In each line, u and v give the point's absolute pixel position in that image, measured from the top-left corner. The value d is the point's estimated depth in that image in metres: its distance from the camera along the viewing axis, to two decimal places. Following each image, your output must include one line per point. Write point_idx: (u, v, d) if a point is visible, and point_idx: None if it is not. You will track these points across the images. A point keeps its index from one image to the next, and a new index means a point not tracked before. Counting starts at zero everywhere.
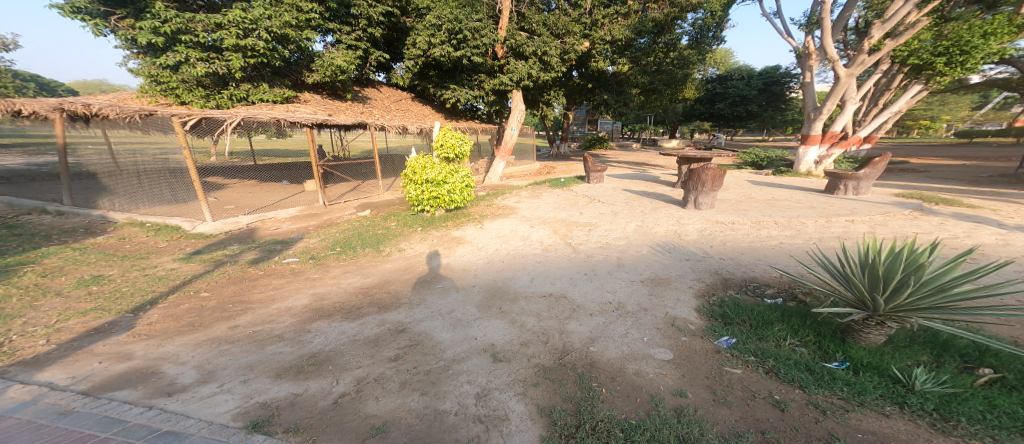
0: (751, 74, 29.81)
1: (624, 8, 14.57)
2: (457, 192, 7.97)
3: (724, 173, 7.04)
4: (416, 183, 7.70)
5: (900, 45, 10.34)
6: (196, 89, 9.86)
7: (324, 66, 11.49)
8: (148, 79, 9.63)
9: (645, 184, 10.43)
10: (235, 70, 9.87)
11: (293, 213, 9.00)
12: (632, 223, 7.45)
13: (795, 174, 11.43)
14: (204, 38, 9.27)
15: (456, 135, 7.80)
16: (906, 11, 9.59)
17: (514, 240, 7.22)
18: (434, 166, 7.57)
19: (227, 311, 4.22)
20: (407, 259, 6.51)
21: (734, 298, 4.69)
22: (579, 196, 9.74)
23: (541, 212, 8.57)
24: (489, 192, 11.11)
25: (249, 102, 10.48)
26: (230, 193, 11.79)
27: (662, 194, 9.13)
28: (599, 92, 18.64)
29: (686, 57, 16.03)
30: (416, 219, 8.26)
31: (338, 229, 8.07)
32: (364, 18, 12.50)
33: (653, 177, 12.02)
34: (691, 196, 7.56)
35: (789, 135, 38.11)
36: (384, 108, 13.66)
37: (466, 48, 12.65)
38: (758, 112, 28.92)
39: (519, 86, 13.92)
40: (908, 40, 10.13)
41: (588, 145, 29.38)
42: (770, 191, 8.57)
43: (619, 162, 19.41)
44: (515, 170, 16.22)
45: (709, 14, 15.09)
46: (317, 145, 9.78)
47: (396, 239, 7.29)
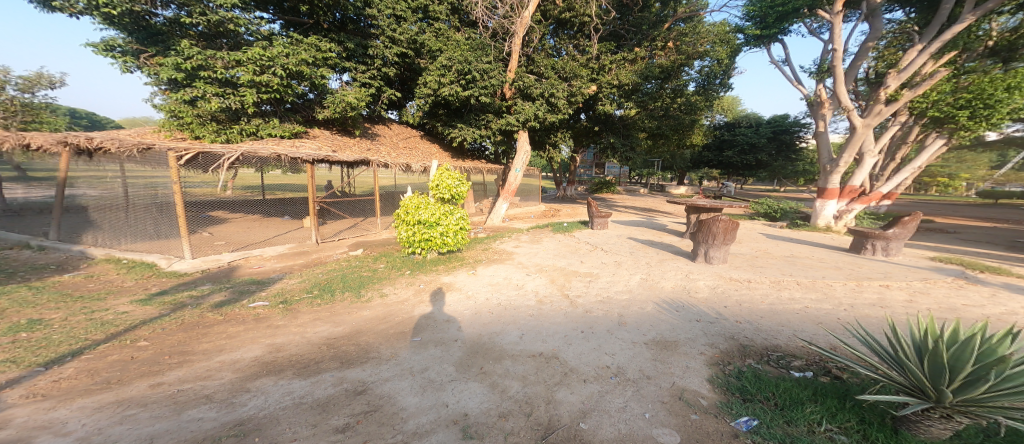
0: (759, 122, 29.98)
1: (631, 55, 14.97)
2: (450, 235, 7.56)
3: (737, 225, 6.49)
4: (407, 223, 7.35)
5: (918, 96, 9.90)
6: (208, 123, 10.03)
7: (336, 103, 11.74)
8: (168, 114, 9.88)
9: (652, 233, 9.90)
10: (248, 106, 10.10)
11: (281, 250, 8.77)
12: (636, 276, 6.84)
13: (812, 228, 10.78)
14: (222, 74, 9.57)
15: (454, 175, 7.53)
16: (924, 61, 9.57)
17: (506, 289, 6.65)
18: (428, 206, 7.24)
19: (159, 365, 3.82)
20: (387, 307, 5.99)
21: (754, 368, 3.96)
22: (581, 242, 9.25)
23: (539, 259, 8.05)
24: (489, 235, 10.74)
25: (258, 136, 10.63)
26: (228, 228, 11.75)
27: (668, 244, 8.57)
28: (606, 135, 18.53)
29: (693, 103, 16.26)
30: (406, 262, 7.84)
31: (322, 270, 7.74)
32: (379, 58, 13.16)
33: (660, 225, 11.52)
34: (700, 250, 6.97)
35: (802, 185, 37.63)
36: (392, 145, 13.81)
37: (474, 88, 12.94)
38: (768, 162, 28.71)
39: (525, 127, 13.98)
40: (925, 92, 9.72)
41: (595, 188, 29.38)
42: (788, 247, 7.92)
43: (626, 207, 19.08)
44: (519, 212, 15.99)
45: (715, 62, 15.39)
46: (317, 180, 9.69)
47: (380, 284, 6.83)
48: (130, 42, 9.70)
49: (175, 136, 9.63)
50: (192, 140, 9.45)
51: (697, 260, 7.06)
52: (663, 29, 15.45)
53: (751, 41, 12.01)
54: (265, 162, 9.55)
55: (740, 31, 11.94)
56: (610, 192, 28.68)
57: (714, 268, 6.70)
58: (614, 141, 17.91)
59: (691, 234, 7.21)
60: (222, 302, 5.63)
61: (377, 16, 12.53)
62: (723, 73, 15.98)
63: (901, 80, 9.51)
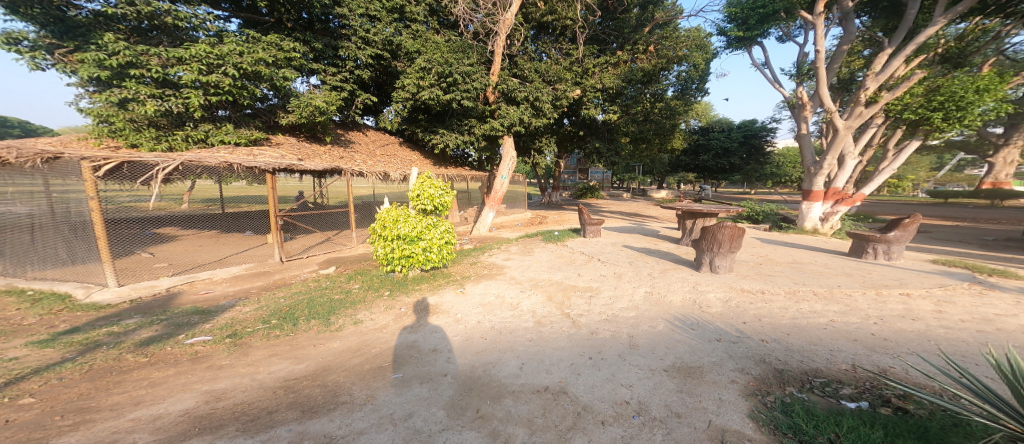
0: (731, 127, 30.76)
1: (614, 58, 14.76)
2: (434, 251, 6.74)
3: (744, 232, 5.97)
4: (385, 239, 6.51)
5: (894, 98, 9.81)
6: (146, 129, 8.87)
7: (302, 107, 10.75)
8: (97, 120, 8.68)
9: (647, 240, 9.44)
10: (194, 109, 9.02)
11: (236, 272, 7.67)
12: (641, 290, 6.28)
13: (801, 231, 10.67)
14: (162, 74, 8.46)
15: (437, 184, 6.74)
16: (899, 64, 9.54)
17: (499, 309, 5.93)
18: (407, 219, 6.44)
19: (45, 429, 3.08)
20: (361, 336, 5.13)
21: (799, 399, 3.42)
22: (575, 252, 8.64)
23: (533, 273, 7.36)
24: (476, 247, 10.00)
25: (207, 144, 9.48)
26: (179, 247, 10.48)
27: (667, 253, 8.11)
28: (590, 139, 18.17)
29: (673, 107, 16.21)
30: (385, 281, 6.98)
31: (287, 292, 6.79)
32: (352, 60, 12.31)
33: (652, 230, 11.12)
34: (705, 258, 6.51)
35: (772, 188, 38.96)
36: (367, 153, 12.83)
37: (455, 92, 12.26)
38: (741, 165, 29.34)
39: (510, 131, 13.45)
40: (902, 94, 9.72)
41: (577, 194, 29.19)
42: (791, 253, 7.60)
43: (612, 213, 18.77)
44: (505, 220, 15.35)
45: (692, 67, 15.47)
46: (278, 191, 8.64)
47: (354, 307, 5.95)
48: (44, 35, 8.45)
49: (104, 144, 8.49)
50: (126, 149, 8.32)
51: (703, 270, 6.58)
52: (643, 33, 15.30)
53: (732, 43, 11.91)
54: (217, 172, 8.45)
55: (722, 34, 11.76)
56: (593, 197, 28.52)
57: (723, 278, 6.23)
58: (598, 146, 17.60)
59: (693, 242, 6.76)
60: (150, 339, 4.67)
61: (349, 16, 11.75)
62: (698, 77, 16.06)
63: (880, 82, 9.55)
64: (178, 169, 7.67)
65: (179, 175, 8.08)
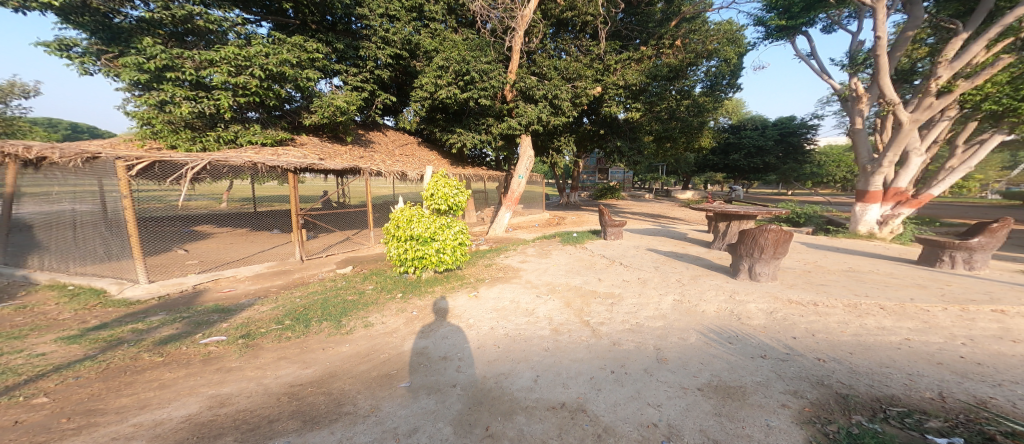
0: (765, 124, 29.02)
1: (637, 53, 14.04)
2: (448, 252, 6.53)
3: (791, 237, 5.33)
4: (398, 239, 6.35)
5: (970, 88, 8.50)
6: (182, 130, 9.11)
7: (324, 107, 10.87)
8: (142, 123, 8.99)
9: (674, 243, 8.83)
10: (224, 110, 9.22)
11: (259, 270, 7.71)
12: (669, 297, 5.78)
13: (853, 235, 9.69)
14: (194, 76, 8.73)
15: (451, 182, 6.51)
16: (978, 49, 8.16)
17: (515, 315, 5.61)
18: (420, 219, 6.23)
19: (49, 432, 2.96)
20: (372, 340, 4.94)
21: (869, 430, 2.91)
22: (595, 255, 8.18)
23: (550, 277, 6.99)
24: (492, 248, 9.71)
25: (236, 144, 9.67)
26: (208, 245, 10.79)
27: (696, 257, 7.51)
28: (611, 138, 17.40)
29: (701, 104, 15.19)
30: (398, 282, 6.80)
31: (303, 292, 6.71)
32: (372, 60, 12.35)
33: (679, 233, 10.46)
34: (744, 264, 5.93)
35: (809, 188, 36.64)
36: (386, 153, 12.85)
37: (473, 90, 12.06)
38: (776, 164, 27.60)
39: (528, 130, 13.09)
40: (982, 83, 8.35)
41: (599, 194, 28.36)
42: (839, 260, 6.85)
43: (635, 214, 18.10)
44: (524, 220, 15.06)
45: (722, 62, 14.67)
46: (299, 191, 8.72)
47: (366, 310, 5.78)
48: (95, 42, 8.83)
49: (146, 145, 8.74)
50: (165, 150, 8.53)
51: (741, 277, 5.98)
52: (669, 27, 14.57)
53: (773, 32, 10.94)
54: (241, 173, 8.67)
55: (760, 23, 10.82)
56: (615, 198, 27.67)
57: (762, 287, 5.62)
58: (621, 145, 16.88)
59: (730, 246, 6.16)
60: (169, 336, 4.61)
61: (370, 16, 11.83)
62: (730, 72, 15.20)
63: (954, 70, 8.23)
64: (204, 169, 7.77)
65: (207, 174, 8.25)
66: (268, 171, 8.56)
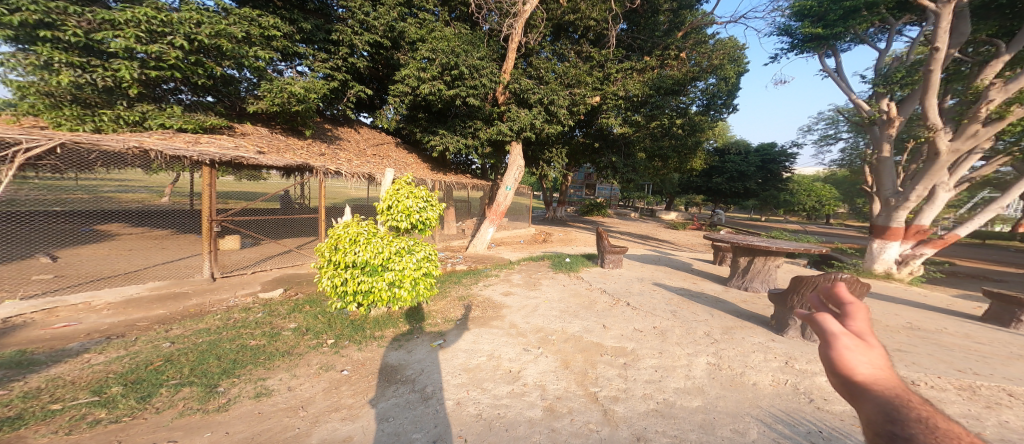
0: (748, 149, 29.01)
1: (641, 63, 13.19)
2: (406, 286, 4.59)
3: (866, 289, 3.88)
4: (336, 266, 4.46)
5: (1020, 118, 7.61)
6: (67, 106, 6.92)
7: (274, 92, 8.94)
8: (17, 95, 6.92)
9: (684, 276, 7.42)
10: (126, 84, 7.15)
11: (129, 293, 5.62)
12: (701, 359, 4.21)
13: (871, 274, 8.74)
14: (81, 37, 6.64)
15: (418, 191, 4.77)
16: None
17: (491, 381, 3.87)
18: (366, 242, 4.42)
19: None
20: (256, 422, 3.04)
21: None
22: (593, 289, 6.62)
23: (541, 320, 5.28)
24: (466, 270, 8.00)
25: (145, 128, 7.52)
26: (104, 253, 8.53)
27: (718, 296, 6.08)
28: (605, 153, 16.24)
29: (697, 124, 14.58)
30: (332, 319, 4.89)
31: (186, 328, 4.75)
32: (346, 45, 10.65)
33: (683, 262, 9.13)
34: (793, 320, 4.51)
35: (784, 215, 37.11)
36: (356, 152, 11.06)
37: (460, 87, 10.56)
38: (757, 190, 27.48)
39: (520, 138, 11.65)
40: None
41: (586, 209, 27.22)
42: (890, 312, 5.59)
43: (623, 234, 16.96)
44: (508, 235, 13.54)
45: (721, 81, 14.04)
46: (216, 190, 6.61)
47: (266, 364, 3.83)
48: None
49: (23, 123, 6.64)
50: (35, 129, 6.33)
51: (790, 336, 4.55)
52: (675, 38, 13.87)
53: (800, 44, 10.26)
54: (124, 162, 6.45)
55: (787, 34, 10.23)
56: (600, 215, 26.68)
57: (824, 351, 4.17)
58: (615, 161, 15.58)
59: (773, 295, 4.75)
60: None
61: None
62: (727, 91, 14.41)
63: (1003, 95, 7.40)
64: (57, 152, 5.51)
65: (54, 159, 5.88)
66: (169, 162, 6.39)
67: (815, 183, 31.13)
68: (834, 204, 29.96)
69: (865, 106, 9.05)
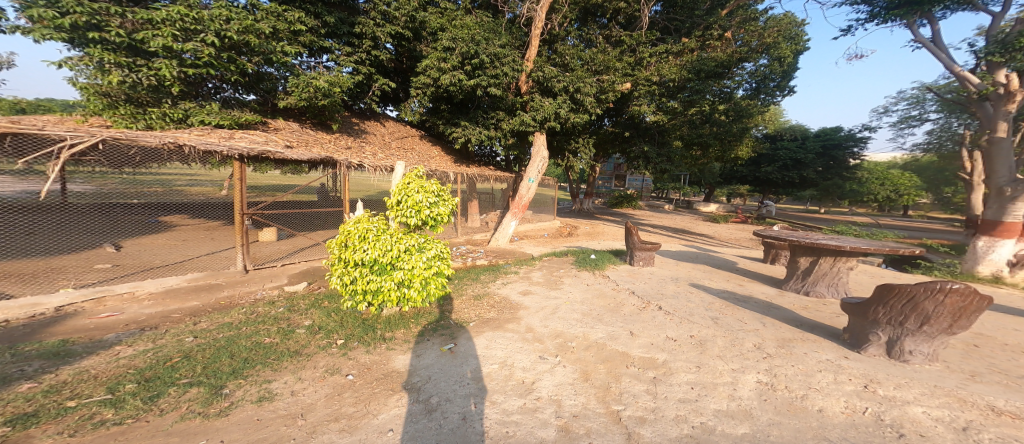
0: (805, 134, 26.12)
1: (678, 46, 12.29)
2: (415, 286, 4.38)
3: (988, 305, 3.04)
4: (344, 264, 4.30)
5: None
6: (121, 105, 7.34)
7: (301, 87, 9.09)
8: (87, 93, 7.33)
9: (726, 277, 6.63)
10: (168, 82, 7.42)
11: (171, 283, 5.77)
12: (749, 377, 3.56)
13: (974, 278, 7.51)
14: (125, 38, 6.94)
15: (428, 185, 4.52)
16: None
17: (500, 393, 3.52)
18: (376, 239, 4.23)
19: None
20: (252, 428, 2.90)
21: None
22: (620, 290, 6.07)
23: (560, 324, 4.90)
24: (486, 267, 7.72)
25: (188, 124, 7.82)
26: (154, 243, 9.11)
27: (769, 301, 5.30)
28: (637, 142, 15.12)
29: (743, 108, 13.33)
30: (344, 319, 4.76)
31: (211, 321, 4.78)
32: (369, 38, 10.66)
33: (725, 260, 8.26)
34: (878, 336, 3.57)
35: (849, 207, 33.44)
36: (381, 145, 11.13)
37: (481, 76, 10.20)
38: (817, 179, 24.84)
39: (543, 128, 11.23)
40: None
41: (614, 202, 26.06)
42: (995, 327, 4.57)
43: (659, 228, 15.96)
44: (532, 229, 13.12)
45: (774, 61, 13.02)
46: (246, 184, 6.68)
47: (274, 364, 3.76)
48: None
49: (89, 122, 7.02)
50: (97, 127, 6.76)
51: (870, 354, 3.63)
52: (720, 16, 12.63)
53: (881, 12, 8.67)
54: (157, 156, 6.84)
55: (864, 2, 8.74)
56: (632, 207, 25.53)
57: (919, 374, 3.28)
58: (647, 150, 14.43)
59: (846, 305, 3.82)
60: None
61: None
62: (781, 73, 13.37)
63: None
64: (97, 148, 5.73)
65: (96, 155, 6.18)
66: (202, 158, 6.53)
67: (888, 170, 27.61)
68: (912, 194, 26.41)
69: (974, 79, 7.51)
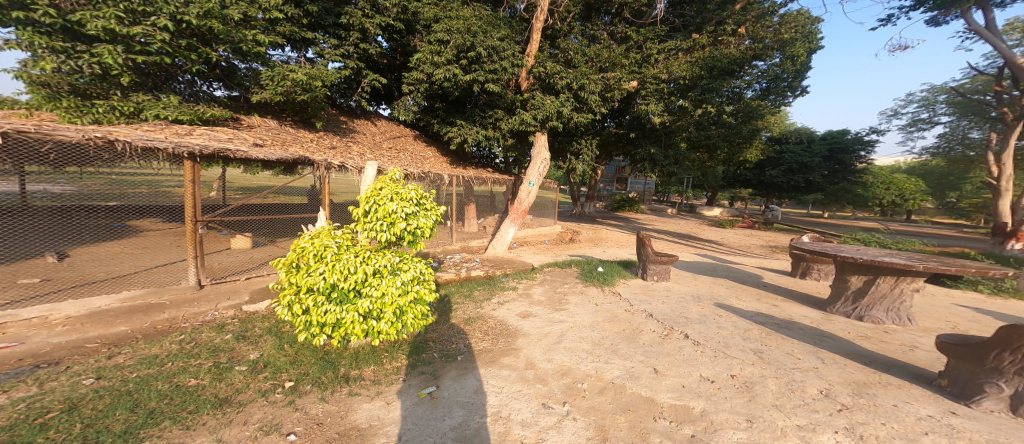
0: (812, 138, 25.47)
1: (688, 42, 11.57)
2: (386, 318, 3.47)
3: None
4: (294, 290, 3.36)
5: None
6: (65, 97, 6.39)
7: (276, 80, 8.18)
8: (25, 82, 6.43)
9: (757, 295, 5.77)
10: (116, 71, 6.50)
11: (101, 305, 4.82)
12: (826, 439, 2.67)
13: None
14: (56, 18, 5.92)
15: (405, 191, 3.65)
16: None
17: None
18: (336, 258, 3.32)
19: None
20: None
21: None
22: (636, 311, 5.19)
23: (567, 357, 4.01)
24: (480, 279, 6.82)
25: (142, 119, 6.88)
26: (110, 252, 8.12)
27: (819, 327, 4.43)
28: (642, 144, 14.00)
29: (754, 110, 12.63)
30: (301, 351, 3.82)
31: (134, 353, 3.83)
32: (356, 29, 9.77)
33: (749, 272, 7.41)
34: (1000, 388, 2.85)
35: (854, 211, 32.71)
36: (369, 145, 10.25)
37: (478, 71, 9.32)
38: (825, 184, 24.07)
39: (544, 128, 10.38)
40: None
41: (615, 205, 25.25)
42: None
43: (665, 234, 15.14)
44: (531, 235, 12.24)
45: (787, 60, 12.40)
46: (202, 187, 5.75)
47: (188, 420, 2.76)
48: None
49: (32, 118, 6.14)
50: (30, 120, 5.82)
51: (985, 409, 2.89)
52: (734, 10, 11.89)
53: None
54: (92, 158, 5.85)
55: None
56: (633, 211, 24.73)
57: None
58: (652, 152, 13.52)
59: (943, 344, 3.12)
60: None
61: None
62: (794, 72, 12.71)
63: None
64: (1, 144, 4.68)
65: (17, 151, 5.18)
66: (143, 156, 5.55)
67: (896, 174, 26.92)
68: (920, 199, 25.74)
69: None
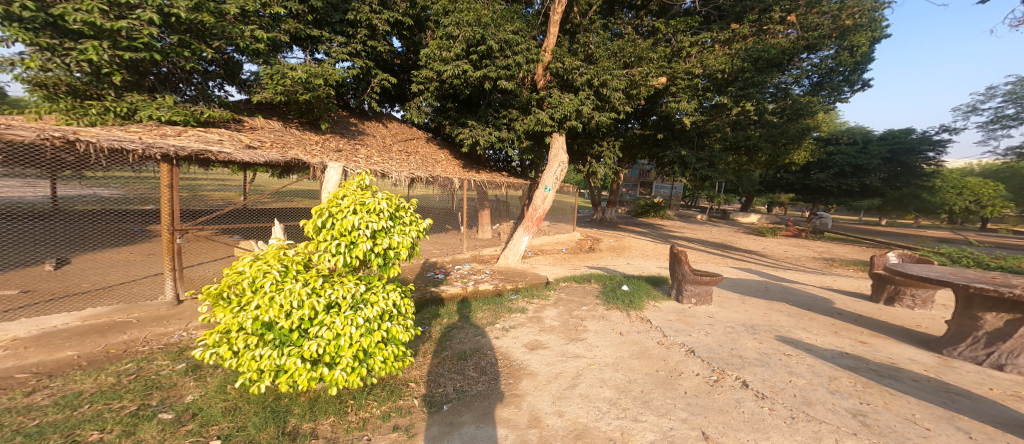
0: (867, 138, 23.13)
1: (726, 32, 10.39)
2: (343, 364, 2.64)
3: None
4: (222, 328, 2.59)
5: None
6: (62, 98, 6.11)
7: (276, 79, 7.72)
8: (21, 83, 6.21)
9: (830, 326, 4.57)
10: (106, 69, 6.15)
11: (61, 324, 4.35)
12: None
13: None
14: (36, 11, 5.64)
15: (372, 202, 2.82)
16: None
17: None
18: (273, 287, 2.52)
19: None
20: None
21: None
22: (672, 344, 4.14)
23: (586, 410, 3.06)
24: (484, 297, 5.92)
25: (138, 120, 6.51)
26: (110, 258, 7.87)
27: (935, 380, 3.25)
28: (670, 145, 12.83)
29: (805, 106, 11.20)
30: (247, 395, 3.04)
31: (60, 389, 3.20)
32: (364, 26, 9.24)
33: (809, 294, 6.14)
34: None
35: (914, 220, 29.50)
36: (378, 148, 9.66)
37: (489, 67, 8.58)
38: (883, 188, 21.66)
39: (563, 128, 9.48)
40: None
41: (641, 211, 23.80)
42: None
43: (698, 243, 13.76)
44: (549, 243, 11.28)
45: (845, 50, 10.94)
46: (179, 191, 5.23)
47: None
48: None
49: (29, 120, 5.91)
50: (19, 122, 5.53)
51: None
52: None
53: None
54: (74, 160, 5.48)
55: None
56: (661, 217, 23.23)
57: None
58: (683, 154, 12.18)
59: None
60: None
61: None
62: (852, 64, 11.20)
63: None
64: None
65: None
66: (112, 158, 5.11)
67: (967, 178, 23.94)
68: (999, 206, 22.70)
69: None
